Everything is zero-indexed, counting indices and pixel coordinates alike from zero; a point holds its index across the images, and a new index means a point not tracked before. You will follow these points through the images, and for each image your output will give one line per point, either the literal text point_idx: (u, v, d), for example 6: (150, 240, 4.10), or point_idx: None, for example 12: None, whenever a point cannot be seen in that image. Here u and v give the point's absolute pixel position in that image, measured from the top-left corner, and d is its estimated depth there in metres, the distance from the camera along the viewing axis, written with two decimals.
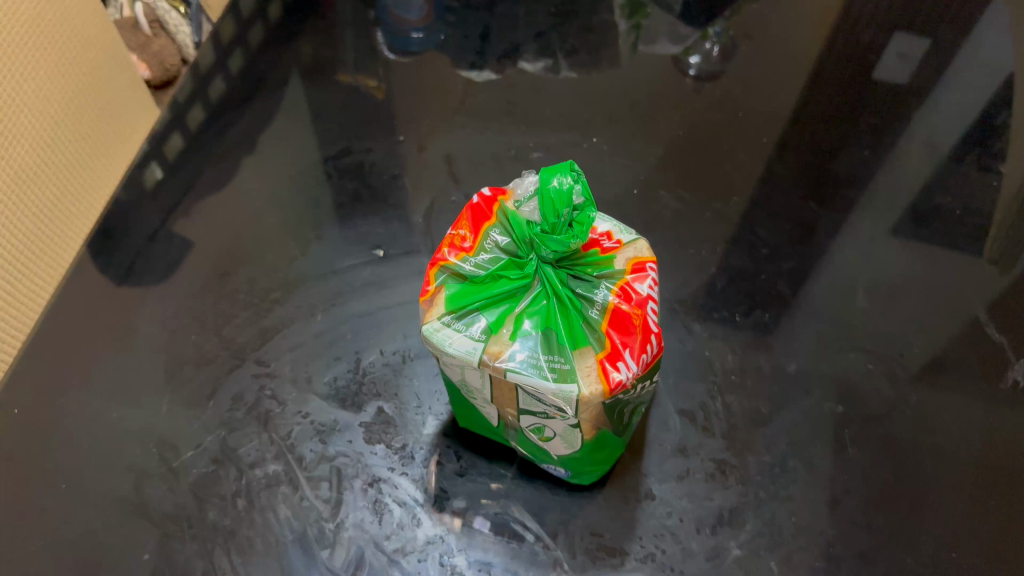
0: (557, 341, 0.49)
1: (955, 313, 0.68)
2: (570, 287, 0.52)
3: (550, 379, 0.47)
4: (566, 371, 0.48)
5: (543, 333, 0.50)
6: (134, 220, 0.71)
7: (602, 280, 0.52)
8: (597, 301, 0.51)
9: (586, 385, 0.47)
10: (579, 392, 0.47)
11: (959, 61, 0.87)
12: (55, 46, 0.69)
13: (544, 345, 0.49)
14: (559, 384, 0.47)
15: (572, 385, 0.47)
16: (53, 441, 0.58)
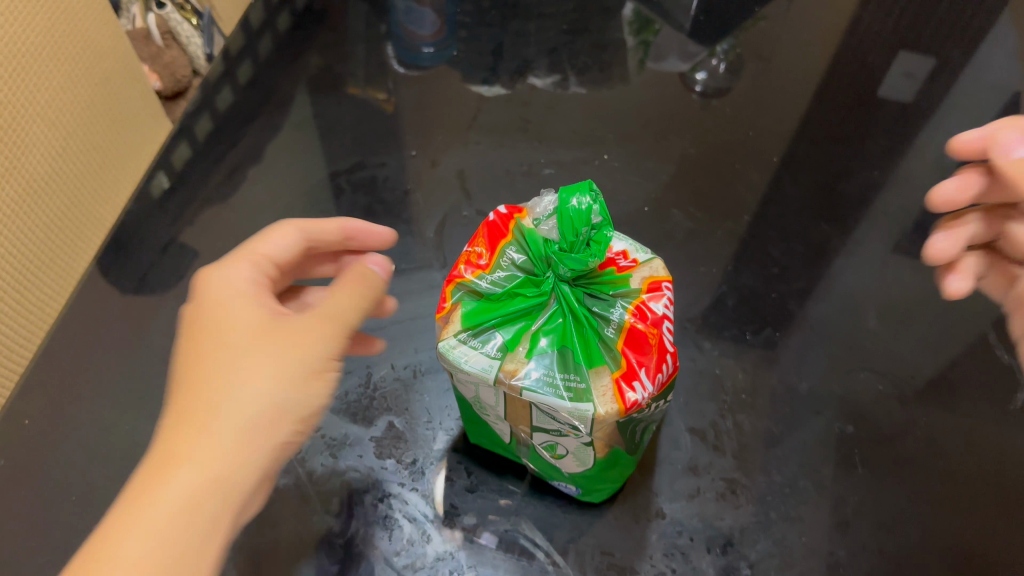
0: (573, 360, 0.49)
1: (965, 335, 0.68)
2: (586, 306, 0.52)
3: (565, 398, 0.47)
4: (582, 390, 0.48)
5: (559, 351, 0.50)
6: (145, 233, 0.72)
7: (618, 298, 0.52)
8: (613, 320, 0.51)
9: (602, 405, 0.47)
10: (594, 412, 0.47)
11: (970, 80, 0.87)
12: (69, 55, 0.67)
13: (560, 363, 0.49)
14: (575, 403, 0.47)
15: (588, 404, 0.47)
16: (65, 454, 0.59)
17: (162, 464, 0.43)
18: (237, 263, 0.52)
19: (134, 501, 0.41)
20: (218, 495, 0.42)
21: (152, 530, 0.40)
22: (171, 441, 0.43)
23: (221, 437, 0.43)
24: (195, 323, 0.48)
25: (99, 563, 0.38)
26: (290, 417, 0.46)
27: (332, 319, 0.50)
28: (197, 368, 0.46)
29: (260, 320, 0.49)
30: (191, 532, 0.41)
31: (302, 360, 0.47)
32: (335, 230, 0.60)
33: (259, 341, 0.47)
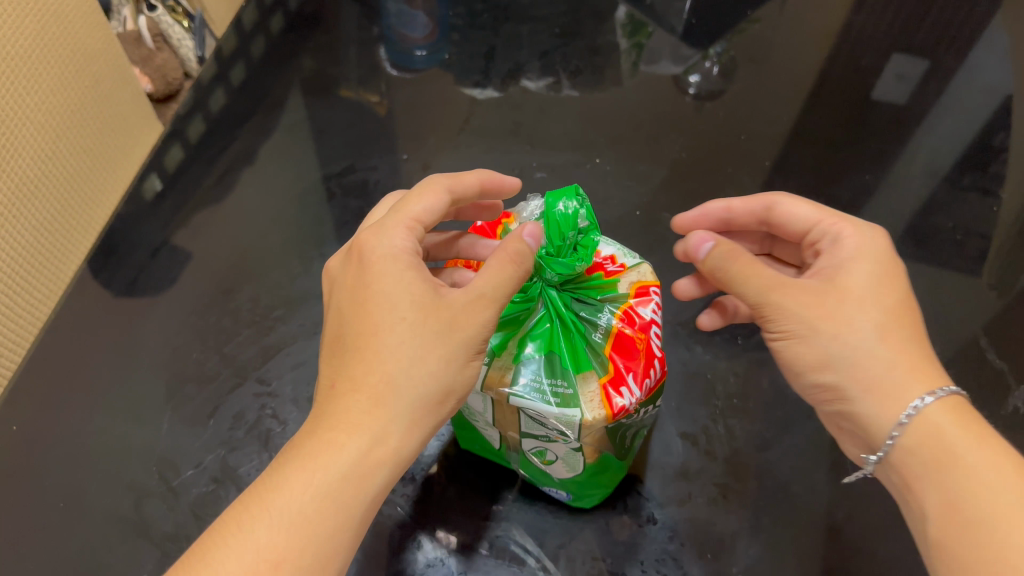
0: (560, 365, 0.50)
1: (954, 340, 0.68)
2: (574, 311, 0.52)
3: (552, 403, 0.47)
4: (569, 396, 0.48)
5: (547, 356, 0.50)
6: (136, 236, 0.72)
7: (605, 304, 0.52)
8: (600, 325, 0.51)
9: (589, 411, 0.47)
10: (582, 417, 0.47)
11: (962, 82, 0.87)
12: (59, 56, 0.67)
13: (548, 369, 0.49)
14: (561, 408, 0.47)
15: (574, 409, 0.47)
16: (53, 460, 0.59)
17: (308, 450, 0.39)
18: (391, 228, 0.44)
19: (279, 491, 0.38)
20: (359, 491, 0.39)
21: (289, 520, 0.37)
22: (328, 425, 0.39)
23: (338, 461, 0.38)
24: (375, 302, 0.41)
25: (239, 556, 0.36)
26: (437, 401, 0.41)
27: (495, 304, 0.43)
28: (362, 346, 0.40)
29: (418, 294, 0.41)
30: (335, 529, 0.38)
31: (449, 342, 0.41)
32: (475, 184, 0.50)
33: (417, 326, 0.40)
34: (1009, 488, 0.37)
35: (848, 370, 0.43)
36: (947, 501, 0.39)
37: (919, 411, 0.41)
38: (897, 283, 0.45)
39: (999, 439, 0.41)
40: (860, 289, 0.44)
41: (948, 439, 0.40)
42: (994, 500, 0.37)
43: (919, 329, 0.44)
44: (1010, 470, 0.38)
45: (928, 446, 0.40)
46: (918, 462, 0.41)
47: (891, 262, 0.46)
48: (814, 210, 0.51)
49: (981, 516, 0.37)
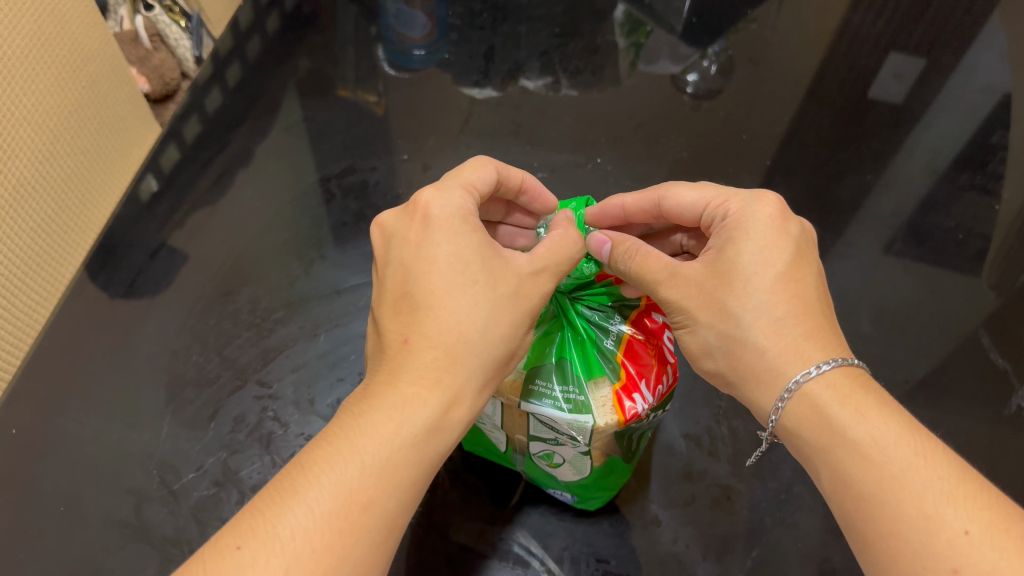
0: (571, 371, 0.50)
1: (955, 342, 0.69)
2: (586, 317, 0.53)
3: (565, 410, 0.48)
4: (581, 402, 0.48)
5: (558, 362, 0.50)
6: (134, 239, 0.72)
7: (616, 313, 0.53)
8: (611, 332, 0.52)
9: (602, 416, 0.47)
10: (594, 423, 0.47)
11: (961, 80, 0.87)
12: (56, 56, 0.66)
13: (559, 375, 0.50)
14: (574, 414, 0.47)
15: (588, 416, 0.47)
16: (52, 463, 0.59)
17: (390, 400, 0.40)
18: (453, 192, 0.47)
19: (365, 435, 0.38)
20: (435, 443, 0.40)
21: (378, 463, 0.37)
22: (407, 380, 0.41)
23: (419, 412, 0.39)
24: (441, 261, 0.44)
25: (332, 495, 0.36)
26: (500, 367, 0.44)
27: (554, 277, 0.47)
28: (438, 304, 0.43)
29: (488, 260, 0.44)
30: (416, 478, 0.39)
31: (516, 308, 0.44)
32: (517, 179, 0.53)
33: (489, 290, 0.43)
34: (890, 455, 0.38)
35: (731, 357, 0.45)
36: (836, 475, 0.40)
37: (798, 388, 0.42)
38: (776, 257, 0.45)
39: (886, 402, 0.41)
40: (739, 274, 0.45)
41: (828, 413, 0.40)
42: (875, 469, 0.38)
43: (800, 302, 0.44)
44: (891, 437, 0.39)
45: (811, 424, 0.41)
46: (806, 439, 0.42)
47: (774, 236, 0.45)
48: (703, 191, 0.50)
49: (867, 487, 0.38)
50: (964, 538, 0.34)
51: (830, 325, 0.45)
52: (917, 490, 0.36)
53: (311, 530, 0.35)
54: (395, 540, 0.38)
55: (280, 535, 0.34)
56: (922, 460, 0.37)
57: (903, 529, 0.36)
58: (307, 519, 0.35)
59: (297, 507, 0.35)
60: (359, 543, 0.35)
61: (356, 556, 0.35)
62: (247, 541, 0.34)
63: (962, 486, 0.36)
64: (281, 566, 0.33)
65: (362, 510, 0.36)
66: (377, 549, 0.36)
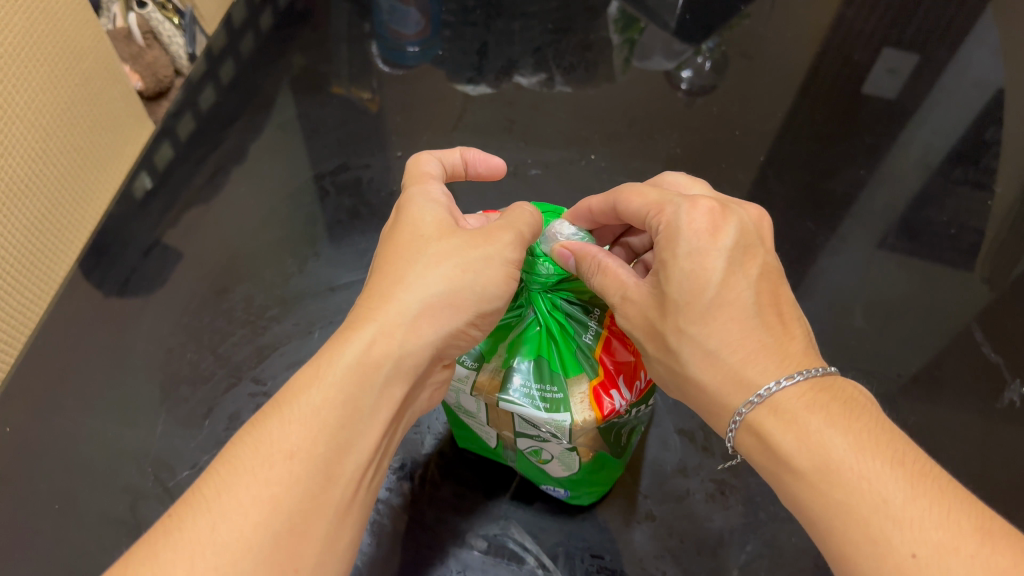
0: (549, 370, 0.50)
1: (948, 337, 0.69)
2: (563, 313, 0.53)
3: (541, 409, 0.48)
4: (558, 400, 0.48)
5: (536, 361, 0.51)
6: (128, 236, 0.71)
7: (594, 307, 0.53)
8: (590, 328, 0.52)
9: (579, 414, 0.48)
10: (571, 421, 0.47)
11: (954, 75, 0.87)
12: (50, 54, 0.66)
13: (537, 373, 0.50)
14: (550, 413, 0.48)
15: (564, 414, 0.47)
16: (47, 461, 0.58)
17: (323, 355, 0.40)
18: (419, 180, 0.50)
19: (292, 390, 0.39)
20: (367, 387, 0.39)
21: (301, 413, 0.37)
22: (344, 332, 0.41)
23: (345, 355, 0.40)
24: (393, 230, 0.47)
25: (256, 449, 0.36)
26: (447, 305, 0.43)
27: (514, 230, 0.46)
28: (382, 269, 0.44)
29: (437, 219, 0.46)
30: (346, 421, 0.38)
31: (456, 254, 0.44)
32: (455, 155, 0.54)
33: (427, 243, 0.45)
34: (835, 480, 0.36)
35: (684, 390, 0.45)
36: (793, 500, 0.38)
37: (745, 418, 0.40)
38: (708, 275, 0.42)
39: (838, 415, 0.38)
40: (672, 304, 0.43)
41: (774, 443, 0.39)
42: (822, 499, 0.36)
43: (736, 326, 0.42)
44: (835, 455, 0.36)
45: (766, 452, 0.39)
46: (764, 464, 0.40)
47: (704, 249, 0.43)
48: (643, 199, 0.48)
49: (818, 514, 0.36)
50: (911, 562, 0.32)
51: (770, 340, 0.42)
52: (865, 513, 0.34)
53: (236, 481, 0.35)
54: (337, 487, 0.37)
55: (207, 495, 0.35)
56: (866, 481, 0.35)
57: (855, 557, 0.34)
58: (231, 477, 0.35)
59: (222, 464, 0.36)
60: (286, 488, 0.35)
61: (287, 505, 0.35)
62: (177, 508, 0.35)
63: (912, 502, 0.34)
64: (206, 524, 0.33)
65: (287, 459, 0.36)
66: (309, 495, 0.36)
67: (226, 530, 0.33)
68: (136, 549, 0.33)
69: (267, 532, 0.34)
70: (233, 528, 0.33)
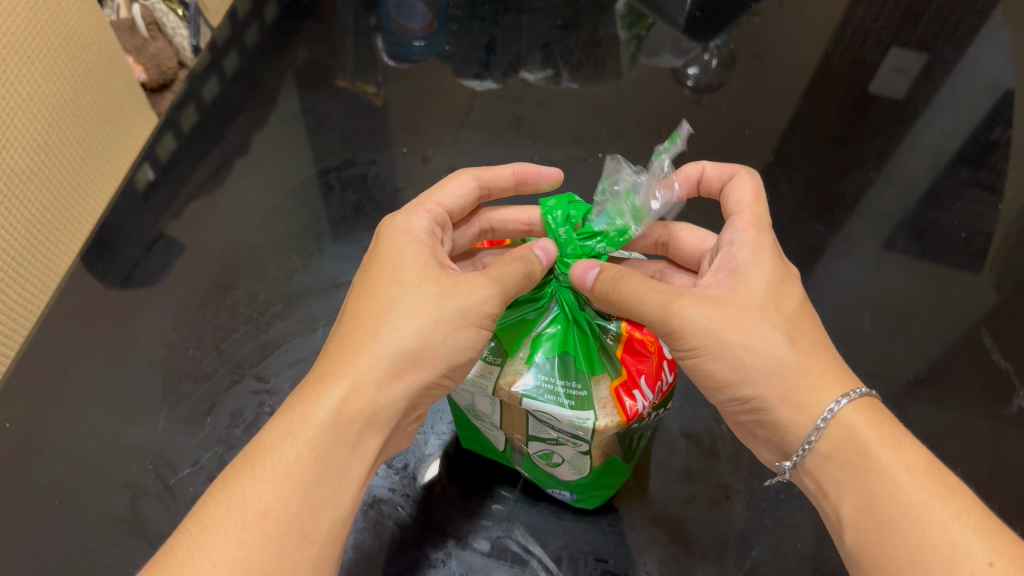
0: (574, 366, 0.49)
1: (958, 341, 0.68)
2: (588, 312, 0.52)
3: (566, 406, 0.47)
4: (583, 398, 0.48)
5: (560, 358, 0.50)
6: (130, 229, 0.70)
7: None
8: (610, 329, 0.52)
9: (602, 416, 0.47)
10: (595, 421, 0.46)
11: (965, 76, 0.87)
12: (54, 47, 0.66)
13: (561, 370, 0.49)
14: (576, 411, 0.47)
15: (589, 412, 0.47)
16: (47, 457, 0.58)
17: (293, 406, 0.40)
18: (412, 213, 0.50)
19: (265, 444, 0.39)
20: (341, 439, 0.40)
21: (276, 470, 0.38)
22: (317, 380, 0.41)
23: (320, 409, 0.40)
24: (371, 270, 0.46)
25: (228, 509, 0.37)
26: (418, 359, 0.42)
27: (500, 282, 0.45)
28: (358, 313, 0.44)
29: (419, 263, 0.46)
30: (321, 477, 0.38)
31: (434, 303, 0.43)
32: (506, 173, 0.56)
33: (405, 287, 0.44)
34: (920, 486, 0.38)
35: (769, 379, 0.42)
36: (860, 501, 0.39)
37: (836, 414, 0.41)
38: (791, 294, 0.45)
39: (910, 437, 0.41)
40: (760, 299, 0.44)
41: (863, 443, 0.40)
42: (902, 499, 0.37)
43: (818, 335, 0.44)
44: (923, 468, 0.38)
45: (843, 453, 0.40)
46: (834, 465, 0.40)
47: (784, 272, 0.46)
48: (745, 207, 0.50)
49: (891, 514, 0.37)
50: (989, 569, 0.34)
51: (835, 356, 0.44)
52: (945, 520, 0.36)
53: (209, 544, 0.35)
54: (314, 541, 0.37)
55: (179, 558, 0.35)
56: (946, 493, 0.37)
57: (925, 558, 0.36)
58: (204, 539, 0.36)
59: (195, 525, 0.36)
60: (258, 550, 0.36)
61: (261, 566, 0.35)
62: (150, 569, 0.35)
63: (989, 523, 0.36)
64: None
65: (260, 519, 0.36)
66: (284, 553, 0.36)
67: None
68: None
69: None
70: None
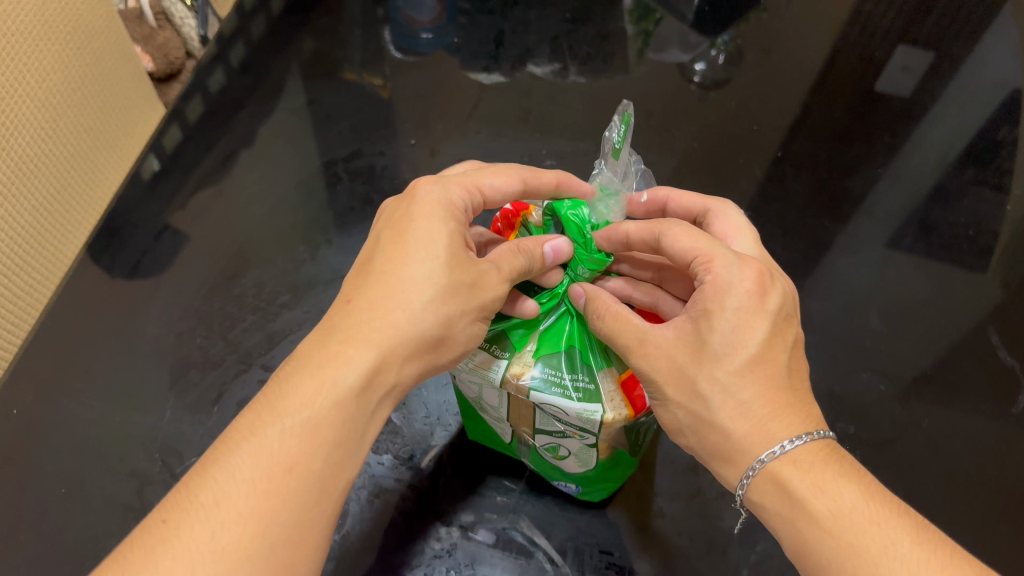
0: (580, 359, 0.49)
1: (965, 339, 0.68)
2: None
3: (574, 398, 0.47)
4: (591, 390, 0.47)
5: (567, 352, 0.50)
6: (138, 218, 0.71)
7: None
8: None
9: (610, 409, 0.47)
10: (602, 415, 0.46)
11: (974, 73, 0.86)
12: (62, 35, 0.65)
13: (568, 362, 0.49)
14: (583, 403, 0.46)
15: (597, 405, 0.46)
16: (55, 444, 0.58)
17: (317, 362, 0.40)
18: (447, 184, 0.48)
19: (294, 399, 0.38)
20: (363, 407, 0.40)
21: (303, 425, 0.38)
22: (341, 339, 0.41)
23: (349, 374, 0.39)
24: (405, 237, 0.45)
25: (257, 459, 0.36)
26: (436, 344, 0.43)
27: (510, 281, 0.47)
28: (386, 278, 0.43)
29: (454, 246, 0.45)
30: (344, 441, 0.39)
31: (464, 295, 0.44)
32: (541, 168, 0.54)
33: (441, 268, 0.43)
34: (848, 525, 0.37)
35: (700, 437, 0.44)
36: (799, 545, 0.39)
37: (763, 467, 0.41)
38: (750, 338, 0.43)
39: (845, 470, 0.40)
40: (709, 353, 0.43)
41: (790, 490, 0.39)
42: (831, 542, 0.37)
43: (768, 384, 0.42)
44: (852, 504, 0.38)
45: (775, 501, 0.40)
46: (771, 511, 0.41)
47: (750, 312, 0.43)
48: (700, 247, 0.46)
49: (825, 557, 0.38)
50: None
51: (809, 402, 0.43)
52: (875, 556, 0.36)
53: (235, 493, 0.35)
54: (331, 500, 0.38)
55: (204, 504, 0.35)
56: (875, 526, 0.37)
57: None
58: (231, 486, 0.35)
59: (221, 472, 0.36)
60: (285, 503, 0.35)
61: (286, 518, 0.35)
62: (172, 514, 0.34)
63: (923, 550, 0.36)
64: (206, 533, 0.34)
65: (287, 472, 0.36)
66: (308, 509, 0.36)
67: (226, 539, 0.34)
68: (129, 554, 0.33)
69: (266, 544, 0.34)
70: (232, 537, 0.34)
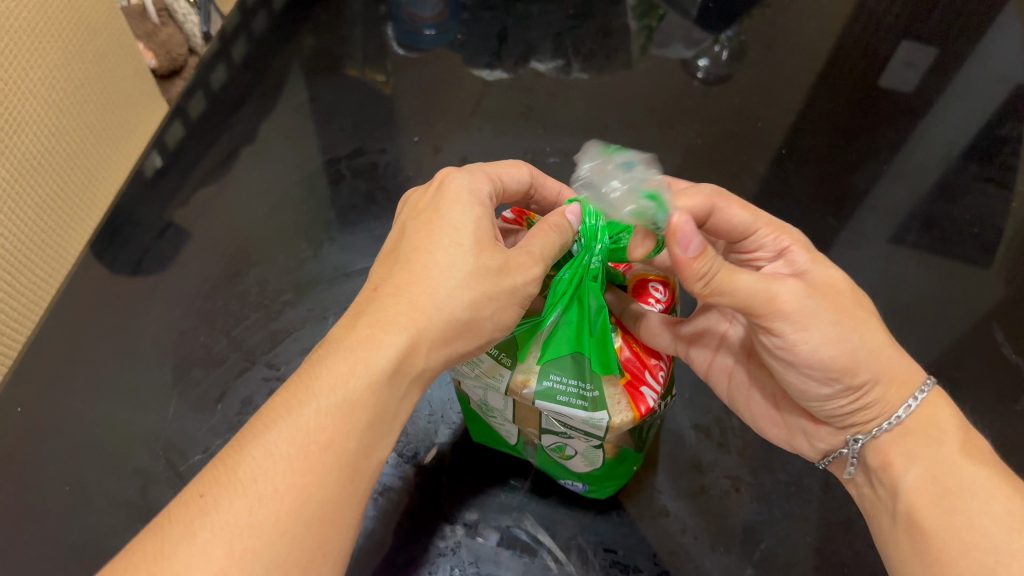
0: (588, 366, 0.48)
1: (969, 336, 0.68)
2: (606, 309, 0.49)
3: (580, 406, 0.47)
4: (597, 398, 0.48)
5: (574, 357, 0.49)
6: (141, 215, 0.70)
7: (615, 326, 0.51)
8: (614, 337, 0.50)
9: (616, 412, 0.47)
10: (609, 420, 0.47)
11: (980, 69, 0.86)
12: (65, 32, 0.65)
13: (575, 369, 0.48)
14: (590, 412, 0.47)
15: (603, 413, 0.47)
16: (58, 442, 0.58)
17: (347, 345, 0.40)
18: (474, 174, 0.48)
19: (323, 382, 0.38)
20: (392, 390, 0.40)
21: (337, 405, 0.37)
22: (368, 321, 0.41)
23: (382, 352, 0.39)
24: (434, 224, 0.45)
25: (292, 438, 0.36)
26: (464, 329, 0.43)
27: (543, 262, 0.46)
28: (411, 266, 0.43)
29: (478, 231, 0.44)
30: (375, 420, 0.39)
31: (491, 279, 0.43)
32: (553, 190, 0.56)
33: (469, 255, 0.43)
34: (984, 465, 0.41)
35: (874, 360, 0.43)
36: (925, 476, 0.42)
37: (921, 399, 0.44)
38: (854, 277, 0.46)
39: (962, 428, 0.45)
40: (843, 287, 0.44)
41: (942, 427, 0.43)
42: (967, 474, 0.41)
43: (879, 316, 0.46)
44: (986, 453, 0.43)
45: (917, 436, 0.44)
46: (904, 449, 0.44)
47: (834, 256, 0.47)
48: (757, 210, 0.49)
49: (956, 484, 0.41)
50: None
51: None
52: (997, 492, 0.40)
53: (273, 470, 0.35)
54: (361, 480, 0.38)
55: (242, 481, 0.35)
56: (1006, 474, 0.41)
57: (982, 522, 0.39)
58: (268, 463, 0.35)
59: (258, 450, 0.36)
60: (320, 481, 0.36)
61: (321, 495, 0.35)
62: (210, 489, 0.34)
63: None
64: (244, 509, 0.34)
65: (321, 451, 0.36)
66: (342, 488, 0.36)
67: (263, 514, 0.34)
68: (167, 525, 0.34)
69: (300, 523, 0.34)
70: (270, 510, 0.34)
